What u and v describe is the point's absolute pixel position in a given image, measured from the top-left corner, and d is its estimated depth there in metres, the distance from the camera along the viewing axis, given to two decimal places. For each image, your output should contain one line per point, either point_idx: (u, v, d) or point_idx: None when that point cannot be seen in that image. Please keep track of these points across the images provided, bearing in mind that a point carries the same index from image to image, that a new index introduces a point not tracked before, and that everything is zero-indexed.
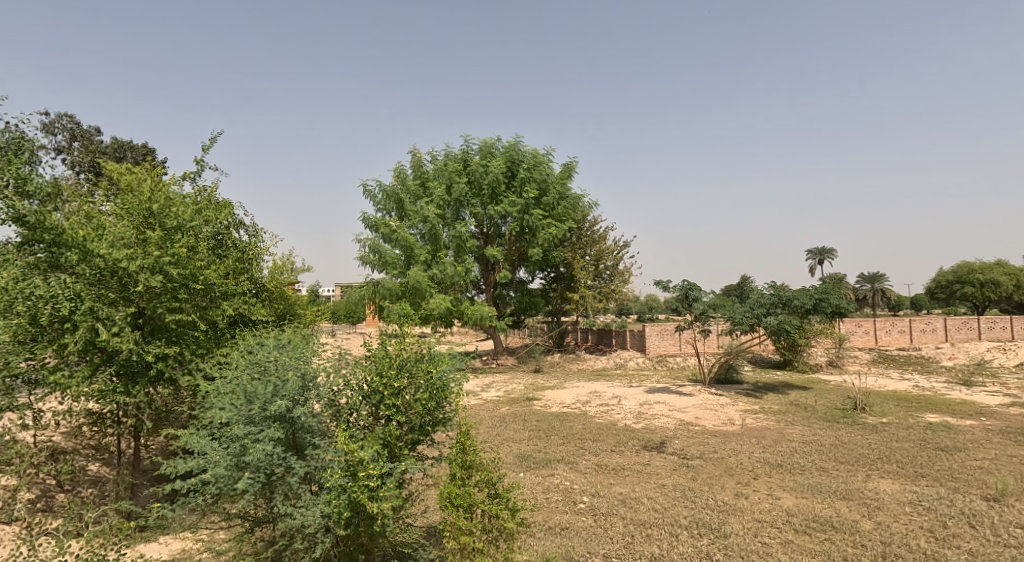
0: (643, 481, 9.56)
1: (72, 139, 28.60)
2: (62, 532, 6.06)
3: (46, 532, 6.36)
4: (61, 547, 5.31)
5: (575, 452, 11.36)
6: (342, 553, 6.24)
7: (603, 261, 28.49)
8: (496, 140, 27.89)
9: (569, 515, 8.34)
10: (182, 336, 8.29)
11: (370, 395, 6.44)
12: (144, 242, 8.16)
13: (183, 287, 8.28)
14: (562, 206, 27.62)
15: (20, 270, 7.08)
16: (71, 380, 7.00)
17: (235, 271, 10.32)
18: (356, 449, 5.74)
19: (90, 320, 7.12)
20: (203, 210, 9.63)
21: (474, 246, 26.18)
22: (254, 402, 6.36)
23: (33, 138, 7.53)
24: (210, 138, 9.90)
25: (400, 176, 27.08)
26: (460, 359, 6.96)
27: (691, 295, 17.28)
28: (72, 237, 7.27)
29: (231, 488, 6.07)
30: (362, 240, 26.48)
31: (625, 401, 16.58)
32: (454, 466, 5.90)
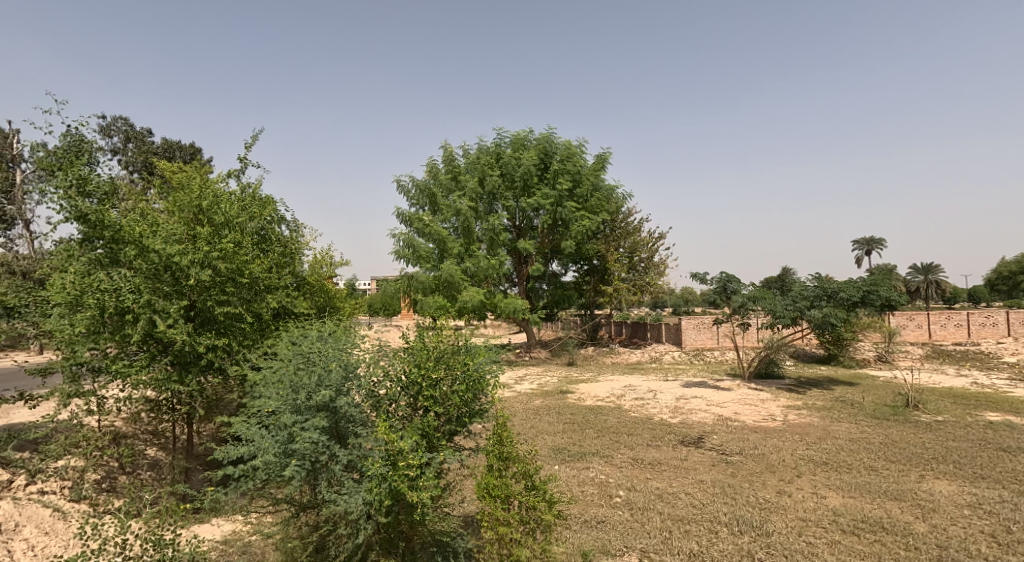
0: (681, 476, 9.49)
1: (126, 140, 29.73)
2: (123, 513, 6.27)
3: (111, 513, 6.71)
4: (123, 526, 5.51)
5: (610, 446, 11.36)
6: (383, 539, 6.50)
7: (638, 254, 28.05)
8: (528, 132, 27.89)
9: (606, 508, 8.36)
10: (230, 329, 8.56)
11: (408, 386, 6.63)
12: (195, 239, 8.47)
13: (230, 281, 8.59)
14: (594, 198, 27.52)
15: (84, 266, 7.50)
16: (131, 368, 7.44)
17: (277, 265, 10.60)
18: (396, 439, 5.95)
19: (148, 311, 7.49)
20: (248, 206, 9.98)
21: (508, 239, 26.33)
22: (300, 391, 6.50)
23: (92, 140, 7.87)
24: (253, 137, 10.24)
25: (432, 171, 27.41)
26: (496, 352, 7.10)
27: (730, 287, 16.86)
28: (128, 234, 7.63)
29: (279, 475, 6.29)
30: (397, 235, 26.81)
31: (661, 395, 16.41)
32: (491, 457, 6.06)
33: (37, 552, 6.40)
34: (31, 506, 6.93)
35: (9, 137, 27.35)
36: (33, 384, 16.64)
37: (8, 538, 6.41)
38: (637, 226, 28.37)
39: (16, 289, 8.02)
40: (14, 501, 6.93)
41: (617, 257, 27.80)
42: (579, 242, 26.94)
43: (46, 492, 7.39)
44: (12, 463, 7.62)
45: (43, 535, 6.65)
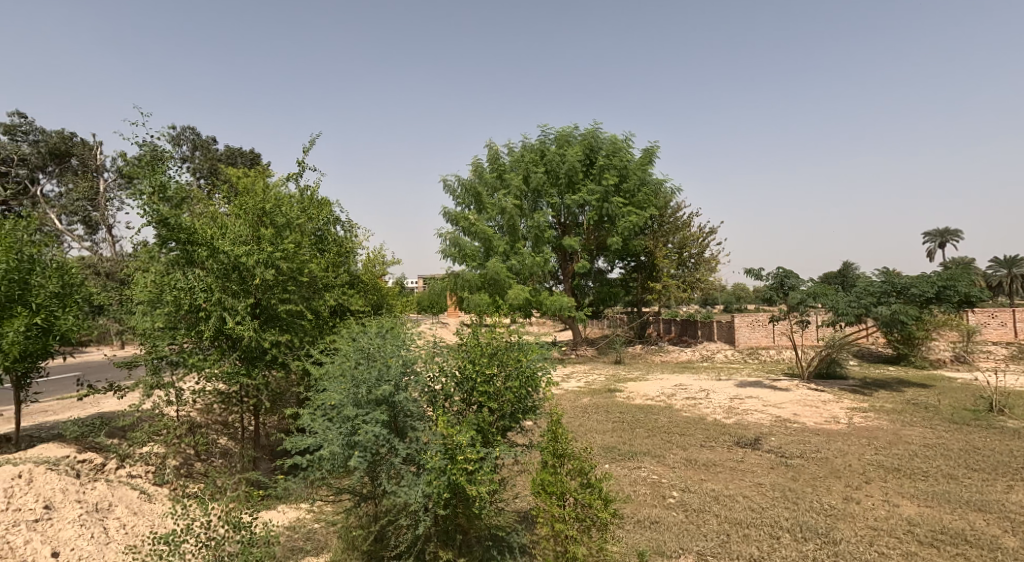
0: (738, 478, 9.28)
1: (193, 148, 31.24)
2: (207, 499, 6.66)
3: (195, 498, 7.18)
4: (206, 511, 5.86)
5: (661, 446, 11.21)
6: (441, 532, 6.59)
7: (687, 249, 27.45)
8: (573, 128, 27.80)
9: (659, 509, 8.26)
10: (292, 326, 8.89)
11: (462, 382, 6.77)
12: (259, 240, 8.84)
13: (291, 280, 8.94)
14: (642, 193, 27.14)
15: (163, 267, 7.97)
16: (205, 361, 7.88)
17: (334, 265, 10.93)
18: (455, 434, 6.10)
19: (218, 309, 7.93)
20: (307, 208, 10.33)
21: (553, 236, 26.27)
22: (360, 385, 6.63)
23: (167, 148, 8.33)
24: (311, 141, 10.60)
25: (478, 170, 27.68)
26: (548, 349, 7.14)
27: (787, 283, 16.34)
28: (201, 235, 8.01)
29: (343, 466, 6.48)
30: (444, 234, 27.19)
31: (714, 395, 16.04)
32: (545, 454, 6.07)
33: (128, 529, 6.76)
34: (120, 488, 7.44)
35: (95, 150, 29.41)
36: (118, 375, 17.81)
37: (104, 516, 6.76)
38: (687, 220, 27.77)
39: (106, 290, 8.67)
40: (107, 483, 7.45)
41: (666, 252, 27.29)
42: (627, 238, 26.61)
43: (134, 476, 7.94)
44: (104, 448, 8.30)
45: (132, 515, 7.06)
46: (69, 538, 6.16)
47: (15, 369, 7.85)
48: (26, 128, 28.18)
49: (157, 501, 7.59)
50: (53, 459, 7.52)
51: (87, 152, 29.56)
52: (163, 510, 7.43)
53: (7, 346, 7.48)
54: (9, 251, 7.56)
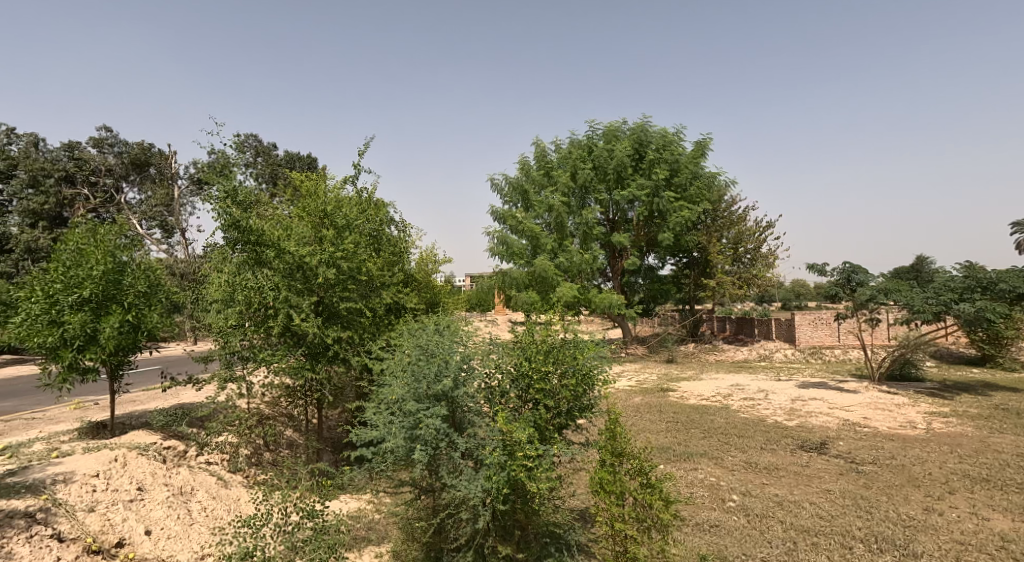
0: (804, 484, 8.89)
1: (256, 154, 32.48)
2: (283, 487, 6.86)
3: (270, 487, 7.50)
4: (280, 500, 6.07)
5: (719, 448, 10.87)
6: (500, 527, 6.58)
7: (743, 244, 26.05)
8: (621, 123, 27.36)
9: (718, 513, 8.01)
10: (352, 323, 9.08)
11: (518, 379, 6.73)
12: (321, 240, 9.06)
13: (352, 278, 9.13)
14: (694, 187, 26.46)
15: (235, 268, 8.30)
16: (274, 356, 8.18)
17: (390, 264, 11.12)
18: (514, 430, 6.10)
19: (285, 307, 8.22)
20: (365, 209, 10.54)
21: (602, 232, 25.88)
22: (420, 380, 6.67)
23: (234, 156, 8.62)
24: (365, 143, 10.81)
25: (525, 168, 27.64)
26: (604, 348, 7.02)
27: (855, 279, 15.58)
28: (269, 237, 8.30)
29: (406, 459, 6.55)
30: (492, 233, 27.28)
31: (774, 396, 15.46)
32: (603, 453, 5.96)
33: (209, 512, 7.08)
34: (201, 474, 7.80)
35: (170, 159, 31.14)
36: (197, 369, 18.77)
37: (187, 499, 7.11)
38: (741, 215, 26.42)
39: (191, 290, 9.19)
40: (189, 468, 7.84)
41: (720, 248, 26.16)
42: (679, 233, 25.95)
43: (211, 462, 8.28)
44: (187, 436, 8.71)
45: (212, 499, 7.39)
46: (159, 518, 6.52)
47: (108, 362, 8.35)
48: (111, 140, 29.99)
49: (232, 487, 7.94)
50: (142, 444, 7.94)
51: (164, 161, 31.22)
52: (243, 499, 7.76)
53: (104, 342, 8.03)
54: (105, 255, 8.18)
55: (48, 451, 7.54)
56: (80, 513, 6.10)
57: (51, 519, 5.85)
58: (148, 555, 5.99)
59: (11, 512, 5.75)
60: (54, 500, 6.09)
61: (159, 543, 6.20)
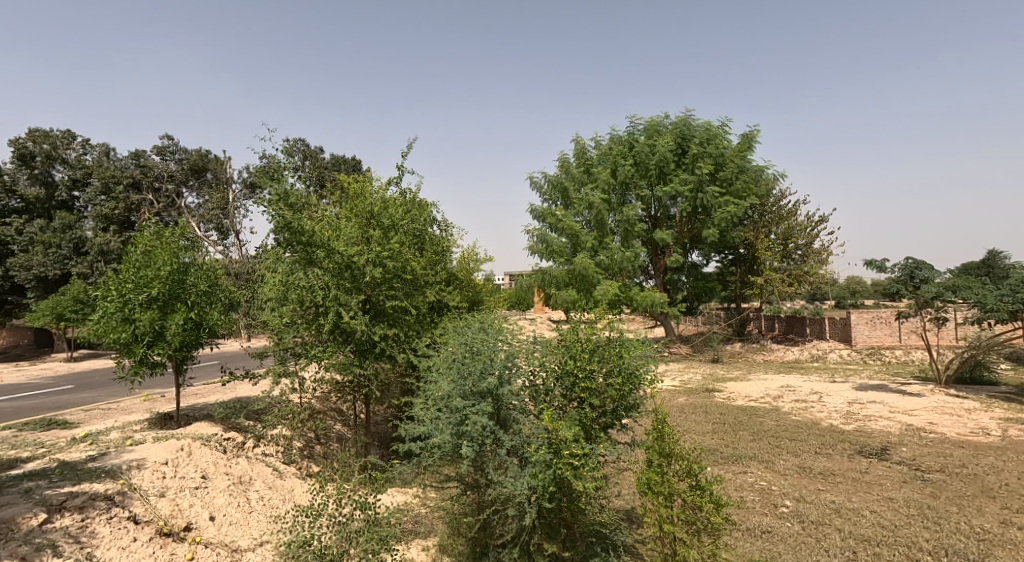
0: (864, 491, 8.55)
1: (304, 158, 33.37)
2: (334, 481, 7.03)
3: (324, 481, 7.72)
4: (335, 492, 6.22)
5: (770, 450, 10.55)
6: (545, 525, 6.54)
7: (793, 241, 25.20)
8: (664, 117, 26.90)
9: (771, 518, 7.78)
10: (397, 320, 9.21)
11: (562, 378, 6.68)
12: (368, 240, 9.21)
13: (398, 277, 9.25)
14: (740, 181, 25.77)
15: (288, 267, 8.56)
16: (324, 353, 8.40)
17: (432, 263, 11.25)
18: (560, 428, 6.08)
19: (335, 305, 8.44)
20: (409, 209, 10.66)
21: (644, 229, 25.50)
22: (466, 377, 6.71)
23: (281, 159, 8.87)
24: (408, 144, 10.95)
25: (565, 165, 27.50)
26: (651, 346, 6.89)
27: (918, 275, 14.88)
28: (318, 237, 8.52)
29: (452, 455, 6.59)
30: (531, 231, 27.24)
31: (829, 398, 14.91)
32: (650, 453, 5.85)
33: (266, 501, 7.34)
34: (257, 464, 8.09)
35: (225, 164, 32.38)
36: (252, 364, 19.47)
37: (247, 487, 7.39)
38: (790, 210, 25.54)
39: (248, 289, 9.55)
40: (246, 458, 8.13)
41: (769, 244, 25.33)
42: (724, 229, 25.32)
43: (267, 454, 8.59)
44: (245, 428, 9.04)
45: (268, 488, 7.65)
46: (222, 505, 6.80)
47: (175, 357, 8.74)
48: (172, 148, 31.33)
49: (287, 478, 8.19)
50: (205, 435, 8.27)
51: (220, 167, 32.47)
52: (298, 490, 8.01)
53: (171, 338, 8.44)
54: (171, 257, 8.57)
55: (122, 439, 7.92)
56: (152, 497, 6.40)
57: (128, 502, 6.14)
58: (213, 540, 6.28)
59: (94, 494, 6.05)
60: (130, 484, 6.41)
61: (222, 529, 6.48)
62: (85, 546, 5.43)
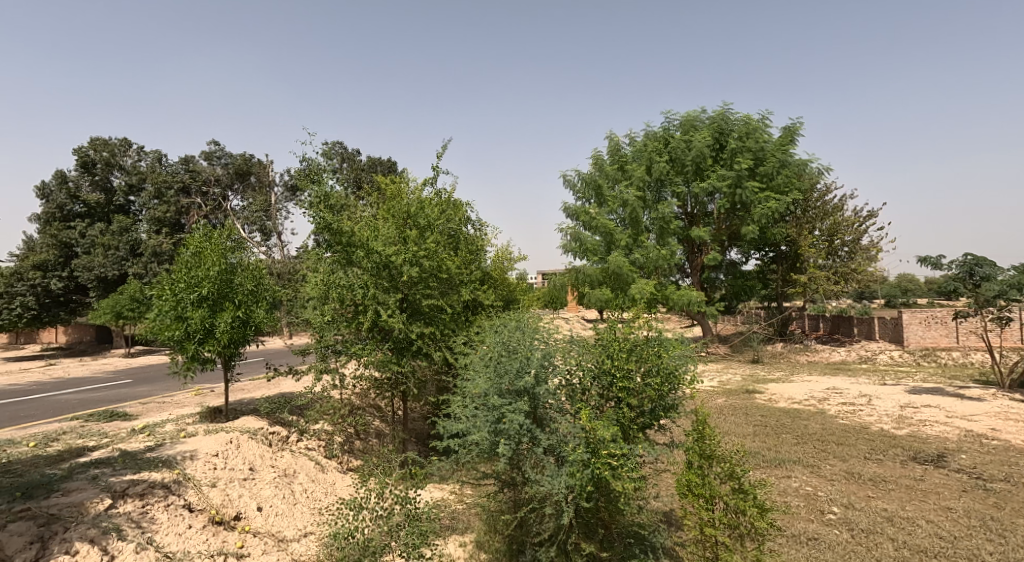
0: (918, 499, 8.34)
1: (343, 160, 34.07)
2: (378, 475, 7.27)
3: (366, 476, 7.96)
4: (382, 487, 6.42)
5: (815, 455, 10.36)
6: (582, 524, 6.61)
7: (839, 237, 24.48)
8: (700, 112, 26.55)
9: (817, 525, 7.68)
10: (433, 319, 9.40)
11: (599, 377, 6.74)
12: (405, 240, 9.37)
13: (434, 276, 9.43)
14: (782, 175, 25.17)
15: (329, 267, 8.86)
16: (363, 350, 8.64)
17: (467, 262, 11.42)
18: (598, 428, 6.14)
19: (373, 304, 8.68)
20: (445, 209, 10.86)
21: (680, 227, 25.21)
22: (503, 376, 6.83)
23: (320, 162, 9.15)
24: (443, 145, 11.14)
25: (599, 163, 27.39)
26: (690, 346, 6.90)
27: (978, 272, 14.33)
28: (357, 238, 8.77)
29: (490, 452, 6.72)
30: (565, 229, 27.25)
31: (879, 402, 14.51)
32: (691, 454, 5.88)
33: (310, 493, 7.61)
34: (302, 458, 8.38)
35: (268, 167, 33.35)
36: (295, 361, 20.06)
37: (292, 480, 7.68)
38: (836, 204, 24.78)
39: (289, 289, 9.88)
40: (291, 452, 8.43)
41: (813, 241, 24.65)
42: (764, 226, 24.82)
43: (310, 448, 8.88)
44: (289, 423, 9.37)
45: (311, 481, 7.93)
46: (268, 496, 7.09)
47: (224, 354, 9.12)
48: (219, 153, 32.45)
49: (329, 472, 8.46)
50: (252, 429, 8.61)
51: (263, 170, 33.44)
52: (341, 485, 8.27)
53: (219, 335, 8.80)
54: (219, 258, 8.94)
55: (177, 431, 8.31)
56: (205, 487, 6.72)
57: (183, 491, 6.48)
58: (261, 529, 6.57)
59: (153, 482, 6.40)
60: (185, 474, 6.76)
61: (269, 519, 6.77)
62: (146, 531, 5.76)
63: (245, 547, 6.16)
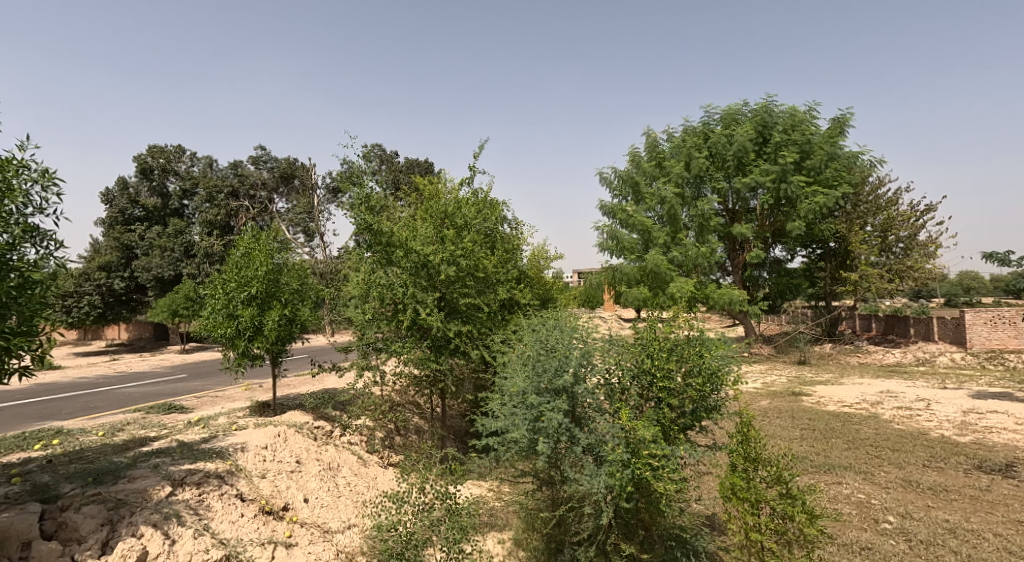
0: (981, 510, 8.08)
1: (382, 162, 34.72)
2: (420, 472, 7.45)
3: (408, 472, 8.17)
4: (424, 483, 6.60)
5: (869, 461, 10.11)
6: (621, 525, 6.68)
7: (893, 232, 23.86)
8: (742, 105, 26.07)
9: (870, 533, 7.53)
10: (470, 317, 9.58)
11: (639, 376, 6.77)
12: (442, 239, 9.50)
13: (471, 275, 9.58)
14: (831, 169, 24.53)
15: (370, 267, 9.13)
16: (403, 348, 8.85)
17: (503, 260, 11.56)
18: (638, 428, 6.19)
19: (412, 302, 8.88)
20: (480, 209, 11.02)
21: (720, 223, 24.82)
22: (541, 374, 6.93)
23: (360, 165, 9.44)
24: (479, 146, 11.31)
25: (636, 160, 27.20)
26: (732, 346, 6.86)
27: None
28: (396, 238, 8.99)
29: (529, 450, 6.82)
30: (601, 227, 27.15)
31: (939, 407, 14.02)
32: (735, 456, 5.87)
33: (352, 486, 7.87)
34: (345, 452, 8.67)
35: (311, 170, 34.22)
36: (337, 358, 20.58)
37: (335, 473, 7.95)
38: (890, 198, 24.16)
39: (330, 289, 10.21)
40: (334, 446, 8.73)
41: (865, 237, 24.01)
42: (811, 221, 24.13)
43: (353, 442, 9.16)
44: (333, 417, 9.69)
45: (354, 475, 8.19)
46: (313, 488, 7.37)
47: (272, 351, 9.50)
48: (265, 157, 33.48)
49: (370, 466, 8.72)
50: (298, 423, 8.95)
51: (307, 173, 34.33)
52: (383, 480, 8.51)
53: (267, 332, 9.16)
54: (267, 258, 9.32)
55: (229, 424, 8.70)
56: (255, 478, 7.04)
57: (235, 481, 6.81)
58: (307, 520, 6.83)
59: (209, 472, 6.75)
60: (237, 465, 7.10)
61: (314, 510, 7.03)
62: (203, 517, 6.07)
63: (293, 536, 6.41)
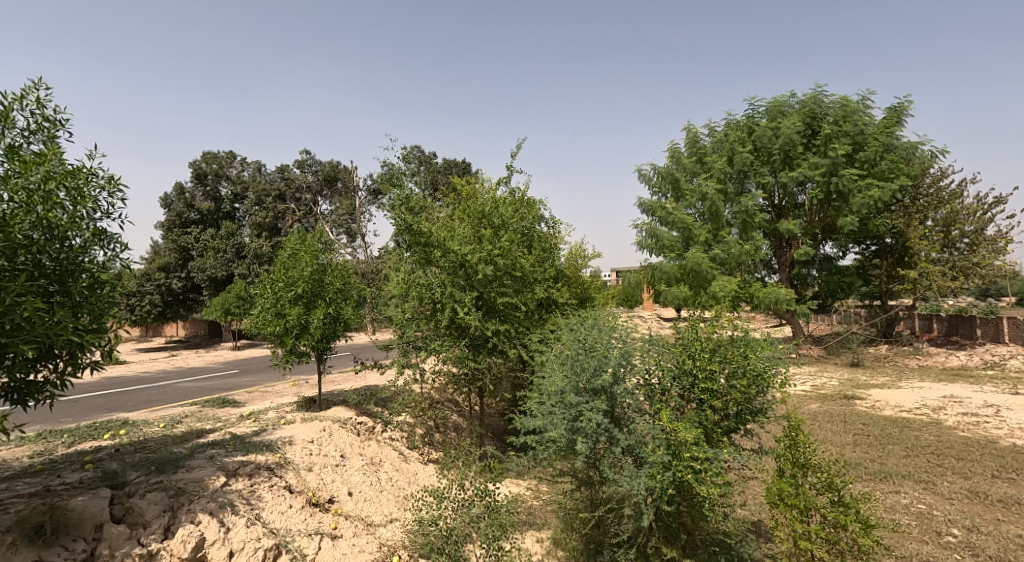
0: None
1: (421, 163, 35.21)
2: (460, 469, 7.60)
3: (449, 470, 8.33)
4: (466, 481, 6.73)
5: (931, 470, 9.78)
6: (662, 528, 6.66)
7: (957, 227, 22.69)
8: (789, 97, 25.39)
9: (931, 546, 7.31)
10: (508, 316, 9.69)
11: (680, 377, 6.75)
12: (480, 239, 9.61)
13: (509, 274, 9.67)
14: (886, 161, 23.66)
15: (410, 267, 9.33)
16: (442, 346, 9.05)
17: (540, 259, 11.60)
18: (680, 430, 6.18)
19: (450, 302, 9.04)
20: (518, 208, 11.09)
21: (766, 220, 24.25)
22: (580, 374, 6.97)
23: (400, 167, 9.65)
24: (517, 145, 11.35)
25: (676, 156, 26.84)
26: (779, 347, 6.76)
27: None
28: (435, 238, 9.16)
29: (568, 449, 6.87)
30: (640, 225, 26.90)
31: (1008, 414, 13.38)
32: (783, 461, 5.81)
33: (394, 481, 8.07)
34: (386, 448, 8.89)
35: (354, 172, 34.95)
36: (378, 355, 20.98)
37: (378, 468, 8.18)
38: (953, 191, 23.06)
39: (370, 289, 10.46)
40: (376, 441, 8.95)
41: (925, 232, 22.94)
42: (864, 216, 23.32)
43: (394, 438, 9.38)
44: (375, 414, 9.94)
45: (395, 470, 8.40)
46: (357, 482, 7.60)
47: (317, 348, 9.82)
48: (310, 161, 34.40)
49: (411, 462, 8.91)
50: (342, 419, 9.22)
51: (350, 176, 35.08)
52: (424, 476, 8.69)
53: (313, 330, 9.46)
54: (312, 259, 9.62)
55: (277, 418, 9.04)
56: (302, 470, 7.32)
57: (284, 473, 7.09)
58: (352, 513, 7.06)
59: (259, 464, 7.05)
60: (285, 458, 7.39)
61: (358, 504, 7.26)
62: (255, 507, 6.35)
63: (338, 528, 6.64)
